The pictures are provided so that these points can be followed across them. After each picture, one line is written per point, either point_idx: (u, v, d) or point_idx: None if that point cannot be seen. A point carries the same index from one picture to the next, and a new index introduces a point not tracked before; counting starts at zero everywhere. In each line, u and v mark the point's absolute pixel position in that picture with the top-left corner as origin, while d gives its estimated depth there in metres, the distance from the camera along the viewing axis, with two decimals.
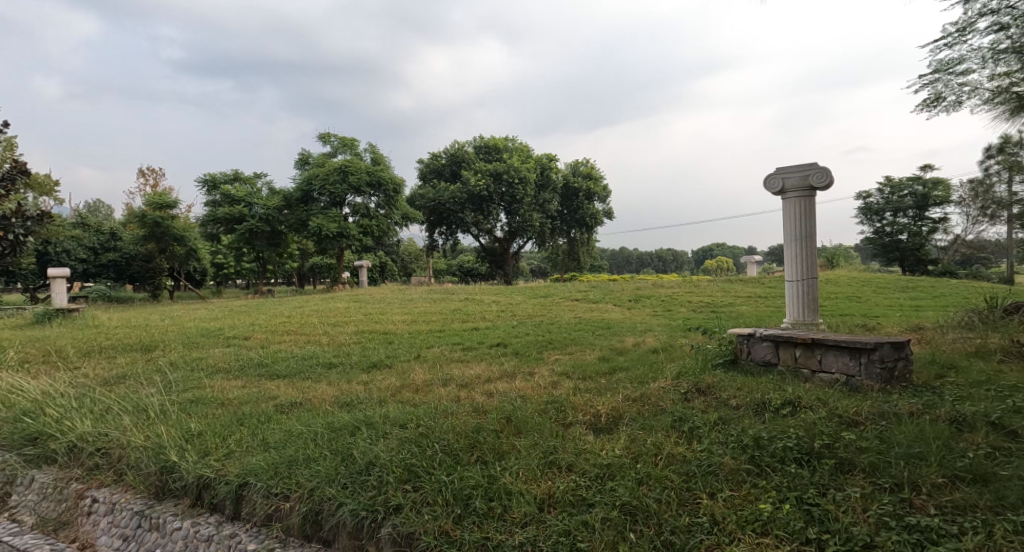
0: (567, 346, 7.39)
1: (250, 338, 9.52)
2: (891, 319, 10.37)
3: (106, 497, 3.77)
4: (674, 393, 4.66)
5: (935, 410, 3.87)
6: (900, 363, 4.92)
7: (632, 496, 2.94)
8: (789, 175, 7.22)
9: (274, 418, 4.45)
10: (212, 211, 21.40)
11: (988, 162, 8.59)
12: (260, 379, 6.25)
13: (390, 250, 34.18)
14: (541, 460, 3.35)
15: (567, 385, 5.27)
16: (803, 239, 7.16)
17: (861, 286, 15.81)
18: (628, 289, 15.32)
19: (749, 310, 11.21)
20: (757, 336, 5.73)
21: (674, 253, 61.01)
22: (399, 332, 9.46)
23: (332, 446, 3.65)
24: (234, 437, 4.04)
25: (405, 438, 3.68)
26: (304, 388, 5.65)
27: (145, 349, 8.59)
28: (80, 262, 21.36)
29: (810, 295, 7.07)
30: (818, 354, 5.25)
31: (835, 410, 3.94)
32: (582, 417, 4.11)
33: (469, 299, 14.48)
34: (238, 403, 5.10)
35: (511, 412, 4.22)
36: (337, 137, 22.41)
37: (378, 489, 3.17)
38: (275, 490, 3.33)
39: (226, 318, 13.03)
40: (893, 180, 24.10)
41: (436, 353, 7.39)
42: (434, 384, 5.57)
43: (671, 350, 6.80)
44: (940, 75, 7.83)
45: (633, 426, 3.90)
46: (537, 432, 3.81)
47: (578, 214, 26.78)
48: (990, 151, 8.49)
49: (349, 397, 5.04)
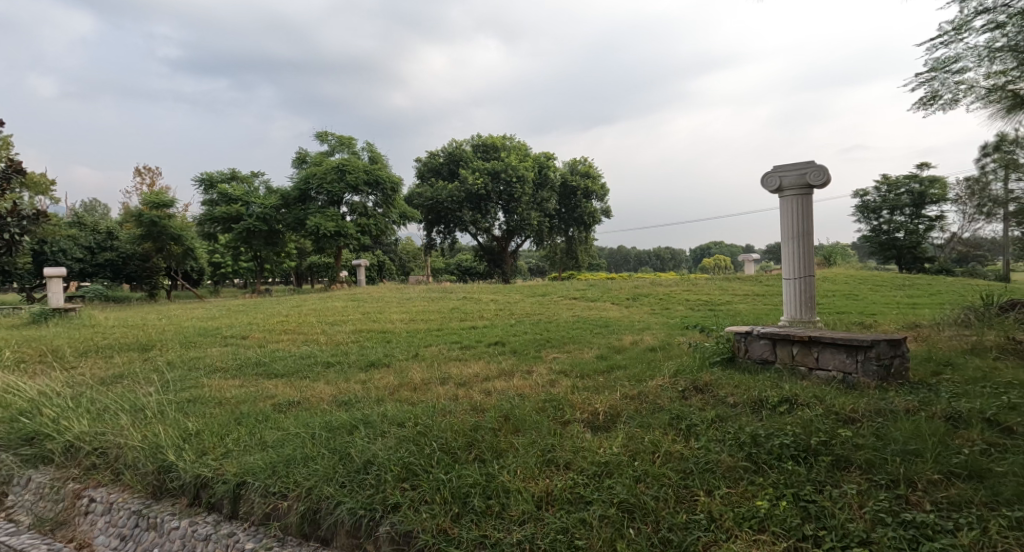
0: (565, 345, 7.40)
1: (248, 338, 9.51)
2: (887, 316, 10.40)
3: (103, 497, 3.76)
4: (672, 391, 4.66)
5: (930, 407, 3.89)
6: (897, 360, 4.94)
7: (629, 493, 2.95)
8: (786, 173, 7.23)
9: (271, 417, 4.45)
10: (209, 210, 21.35)
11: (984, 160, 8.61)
12: (257, 378, 6.24)
13: (388, 249, 34.14)
14: (539, 458, 3.35)
15: (565, 383, 5.28)
16: (800, 237, 7.18)
17: (858, 284, 15.86)
18: (626, 287, 15.35)
19: (746, 308, 11.22)
20: (754, 334, 5.75)
21: (672, 252, 61.07)
22: (396, 331, 9.47)
23: (330, 445, 3.64)
24: (231, 436, 4.04)
25: (403, 436, 3.68)
26: (302, 387, 5.65)
27: (143, 349, 8.58)
28: (76, 261, 21.31)
29: (808, 293, 7.09)
30: (815, 351, 5.27)
31: (832, 407, 3.95)
32: (580, 415, 4.11)
33: (467, 298, 14.49)
34: (236, 402, 5.09)
35: (509, 411, 4.23)
36: (334, 135, 22.36)
37: (376, 489, 3.17)
38: (274, 489, 3.33)
39: (223, 317, 13.03)
40: (890, 178, 24.17)
41: (434, 352, 7.40)
42: (432, 382, 5.57)
43: (669, 348, 6.80)
44: (937, 73, 7.85)
45: (631, 424, 3.91)
46: (535, 430, 3.82)
47: (576, 212, 26.79)
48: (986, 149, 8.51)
49: (347, 396, 5.04)
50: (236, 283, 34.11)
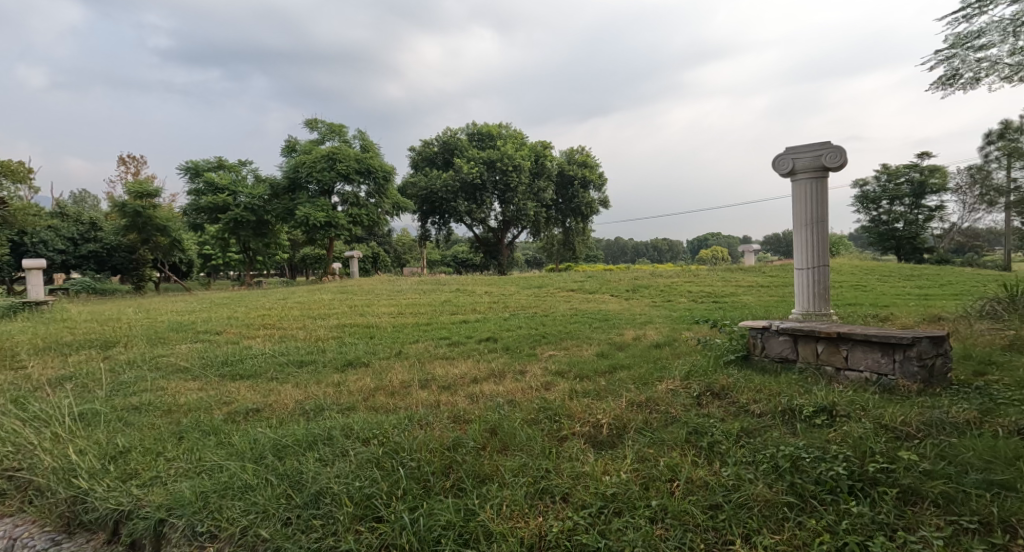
0: (562, 341, 6.77)
1: (222, 334, 8.83)
2: (901, 309, 9.84)
3: (6, 531, 3.06)
4: (685, 398, 4.03)
5: (996, 420, 3.30)
6: (940, 360, 4.32)
7: (644, 543, 2.34)
8: (800, 154, 6.57)
9: (220, 430, 3.80)
10: (195, 199, 20.56)
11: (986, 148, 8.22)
12: (217, 380, 5.60)
13: (383, 242, 33.39)
14: (531, 488, 2.75)
15: (562, 386, 4.66)
16: (816, 223, 6.53)
17: (865, 274, 15.33)
18: (626, 278, 14.74)
19: (753, 299, 10.65)
20: (773, 329, 5.14)
21: (671, 243, 60.47)
22: (383, 325, 8.83)
23: (279, 469, 3.01)
24: (167, 455, 3.39)
25: (366, 458, 3.05)
26: (266, 391, 5.00)
27: (108, 346, 7.93)
28: (58, 253, 20.63)
29: (823, 284, 6.46)
30: (844, 350, 4.66)
31: (880, 418, 3.33)
32: (580, 429, 3.47)
33: (461, 290, 13.88)
34: (186, 411, 4.44)
35: (496, 422, 3.60)
36: (324, 123, 21.61)
37: (325, 530, 2.57)
38: (200, 529, 2.69)
39: (204, 311, 12.37)
40: (891, 167, 23.52)
41: (419, 349, 6.76)
42: (411, 386, 4.92)
43: (676, 344, 6.18)
44: (957, 50, 7.20)
45: (641, 440, 3.27)
46: (526, 450, 3.19)
47: (573, 203, 26.10)
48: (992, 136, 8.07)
49: (314, 404, 4.41)
50: (228, 275, 33.42)
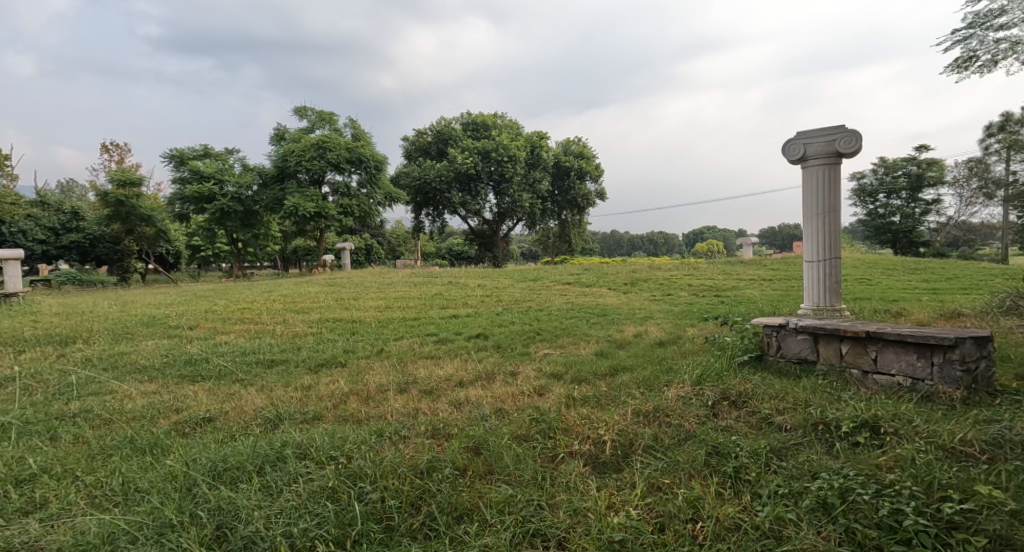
0: (559, 338, 6.24)
1: (194, 329, 8.23)
2: (912, 304, 9.32)
3: None
4: (699, 407, 3.48)
5: None
6: (983, 364, 3.79)
7: None
8: (812, 139, 6.01)
9: (155, 447, 3.21)
10: (180, 188, 19.82)
11: (988, 141, 7.74)
12: (175, 383, 5.02)
13: (376, 233, 32.74)
14: (518, 529, 2.23)
15: (558, 391, 4.11)
16: (829, 212, 5.97)
17: (871, 267, 14.80)
18: (623, 272, 14.19)
19: (757, 293, 10.15)
20: (790, 327, 4.60)
21: (665, 235, 60.23)
22: (368, 320, 8.28)
23: (212, 505, 2.44)
24: (85, 481, 2.79)
25: (318, 488, 2.49)
26: (225, 396, 4.44)
27: (67, 342, 7.32)
28: (39, 243, 19.92)
29: (835, 278, 5.92)
30: (873, 350, 4.10)
31: (934, 437, 2.81)
32: (579, 448, 2.92)
33: (453, 283, 13.28)
34: (128, 421, 3.85)
35: (481, 438, 3.04)
36: (314, 110, 20.94)
37: None
38: None
39: (182, 304, 11.70)
40: (888, 160, 22.94)
41: (403, 346, 6.21)
42: (387, 391, 4.37)
43: (681, 342, 5.66)
44: (975, 30, 6.64)
45: (653, 463, 2.73)
46: (514, 474, 2.64)
47: (570, 194, 25.55)
48: (993, 127, 7.62)
49: (274, 413, 3.83)
50: (218, 266, 32.69)
